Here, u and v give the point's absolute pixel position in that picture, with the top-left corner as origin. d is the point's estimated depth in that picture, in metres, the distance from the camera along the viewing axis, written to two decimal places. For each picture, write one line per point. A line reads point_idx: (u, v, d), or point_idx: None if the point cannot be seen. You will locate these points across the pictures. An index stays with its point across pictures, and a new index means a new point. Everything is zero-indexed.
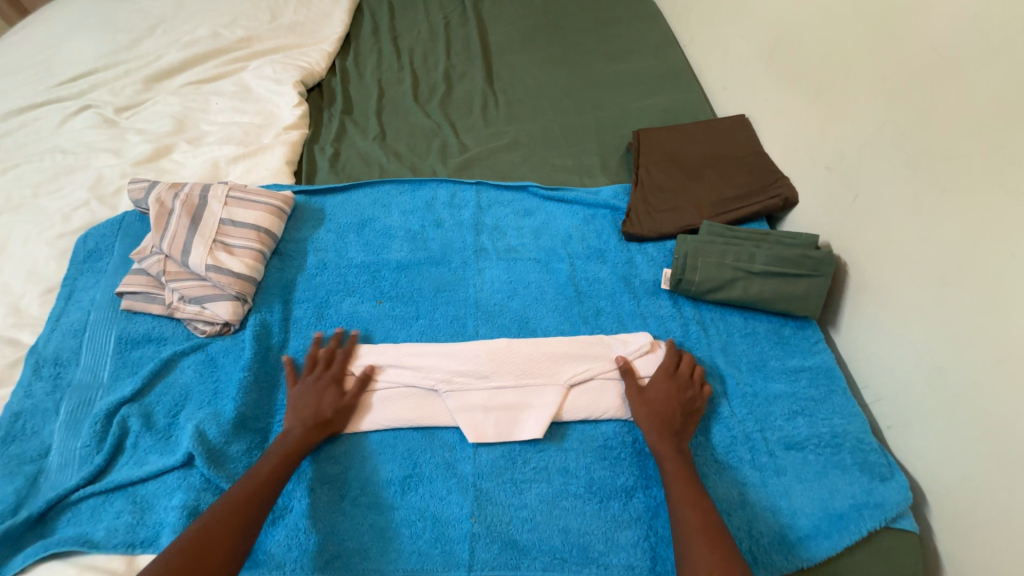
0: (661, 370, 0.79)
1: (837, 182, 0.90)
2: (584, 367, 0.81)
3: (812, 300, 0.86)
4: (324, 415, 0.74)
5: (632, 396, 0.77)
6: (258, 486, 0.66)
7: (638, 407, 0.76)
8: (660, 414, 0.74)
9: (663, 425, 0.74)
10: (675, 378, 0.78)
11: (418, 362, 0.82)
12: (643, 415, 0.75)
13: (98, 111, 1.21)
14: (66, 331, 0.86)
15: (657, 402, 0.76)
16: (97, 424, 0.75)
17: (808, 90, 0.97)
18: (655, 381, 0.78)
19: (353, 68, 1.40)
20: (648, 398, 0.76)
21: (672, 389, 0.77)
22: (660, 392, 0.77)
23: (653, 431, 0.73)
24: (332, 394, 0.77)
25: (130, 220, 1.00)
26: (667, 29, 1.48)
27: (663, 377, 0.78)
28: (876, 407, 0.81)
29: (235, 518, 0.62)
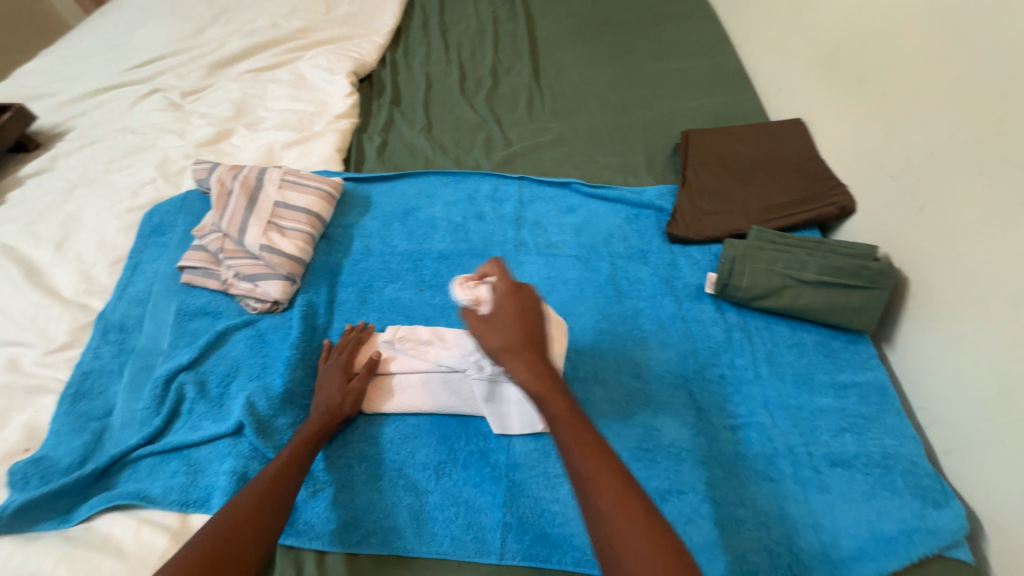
0: (498, 287, 0.63)
1: (901, 192, 0.86)
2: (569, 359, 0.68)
3: (869, 315, 0.82)
4: (332, 401, 0.76)
5: (478, 329, 0.61)
6: (296, 457, 0.69)
7: (489, 339, 0.60)
8: (518, 341, 0.59)
9: (523, 353, 0.59)
10: (518, 296, 0.62)
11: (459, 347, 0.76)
12: (498, 346, 0.59)
13: (165, 94, 1.27)
14: (132, 300, 0.92)
15: (510, 328, 0.60)
16: (157, 388, 0.80)
17: (875, 93, 0.92)
18: (500, 298, 0.62)
19: (402, 59, 1.43)
20: (498, 325, 0.61)
21: (519, 305, 0.62)
22: (506, 313, 0.61)
23: (514, 362, 0.58)
24: (339, 381, 0.78)
25: (192, 199, 1.06)
26: (720, 27, 1.44)
27: (506, 293, 0.62)
28: (931, 430, 0.78)
29: (278, 485, 0.65)
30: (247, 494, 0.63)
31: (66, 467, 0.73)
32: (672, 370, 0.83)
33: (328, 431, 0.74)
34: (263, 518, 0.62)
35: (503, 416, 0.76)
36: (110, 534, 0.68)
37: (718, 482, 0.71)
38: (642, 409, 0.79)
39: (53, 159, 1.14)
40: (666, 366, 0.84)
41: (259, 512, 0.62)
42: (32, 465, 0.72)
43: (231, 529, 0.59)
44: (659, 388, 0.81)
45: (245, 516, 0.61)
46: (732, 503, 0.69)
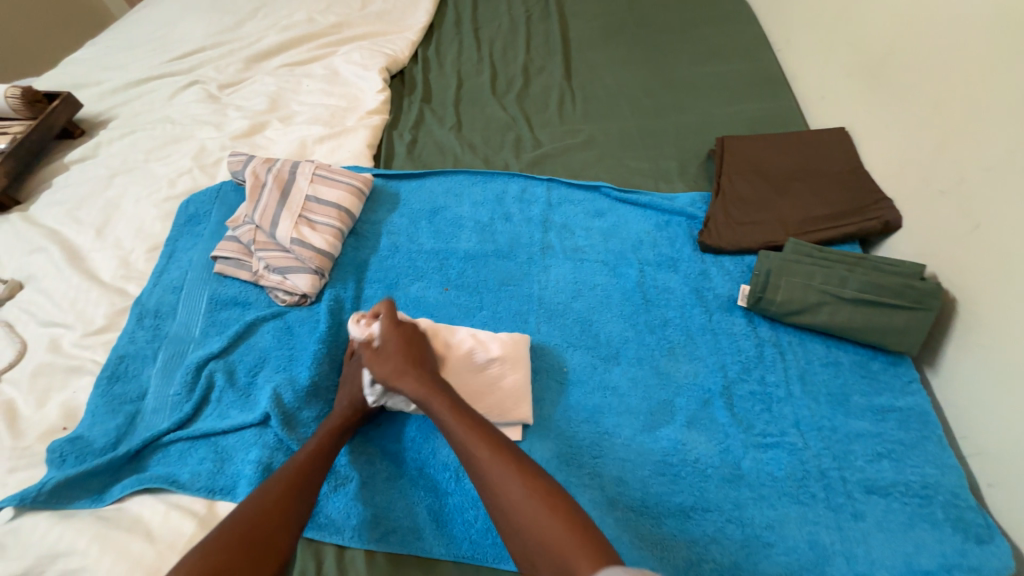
0: (383, 320, 0.75)
1: (952, 209, 0.81)
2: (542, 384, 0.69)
3: (911, 336, 0.79)
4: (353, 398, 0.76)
5: (373, 361, 0.72)
6: (320, 449, 0.69)
7: (379, 367, 0.71)
8: (401, 364, 0.71)
9: (409, 373, 0.70)
10: (403, 324, 0.75)
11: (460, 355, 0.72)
12: (387, 373, 0.70)
13: (204, 86, 1.30)
14: (167, 287, 0.94)
15: (395, 355, 0.71)
16: (188, 374, 0.82)
17: (928, 103, 0.88)
18: (388, 330, 0.74)
19: (434, 57, 1.43)
20: (387, 354, 0.72)
21: (402, 334, 0.74)
22: (392, 342, 0.73)
23: (402, 381, 0.69)
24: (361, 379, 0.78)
25: (226, 190, 1.08)
26: (760, 31, 1.40)
27: (389, 325, 0.74)
28: (973, 461, 0.74)
29: (302, 475, 0.66)
30: (275, 483, 0.64)
31: (101, 447, 0.75)
32: (698, 383, 0.81)
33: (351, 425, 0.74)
34: (290, 506, 0.62)
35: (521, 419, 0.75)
36: (140, 517, 0.70)
37: (744, 502, 0.70)
38: (667, 422, 0.78)
39: (96, 147, 1.18)
40: (692, 379, 0.82)
41: (286, 500, 0.62)
42: (69, 444, 0.74)
43: (259, 516, 0.60)
44: (685, 402, 0.79)
45: (273, 505, 0.61)
46: (759, 525, 0.68)
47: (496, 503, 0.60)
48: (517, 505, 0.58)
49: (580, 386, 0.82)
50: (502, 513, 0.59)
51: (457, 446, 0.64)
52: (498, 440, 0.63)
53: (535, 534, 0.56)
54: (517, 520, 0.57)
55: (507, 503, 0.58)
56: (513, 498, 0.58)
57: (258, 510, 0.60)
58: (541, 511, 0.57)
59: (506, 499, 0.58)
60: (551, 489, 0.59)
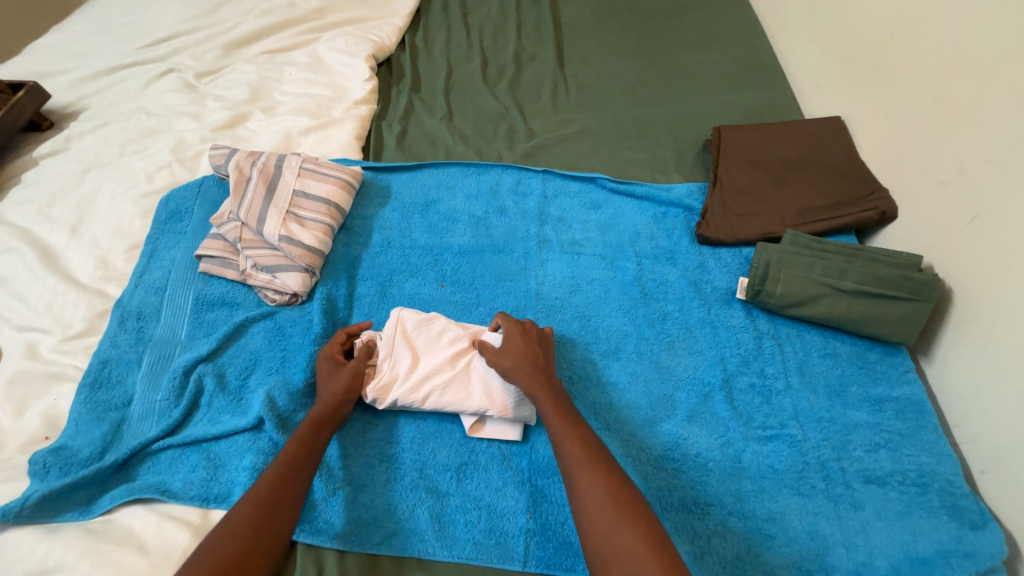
0: (507, 325, 0.77)
1: (949, 199, 0.82)
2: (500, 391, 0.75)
3: (908, 327, 0.80)
4: (338, 394, 0.73)
5: (495, 357, 0.74)
6: (291, 463, 0.65)
7: (500, 360, 0.73)
8: (523, 359, 0.72)
9: (528, 371, 0.71)
10: (525, 327, 0.77)
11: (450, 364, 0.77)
12: (510, 366, 0.72)
13: (180, 75, 1.24)
14: (149, 288, 0.90)
15: (518, 351, 0.73)
16: (175, 379, 0.79)
17: (928, 92, 0.87)
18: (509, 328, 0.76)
19: (422, 44, 1.38)
20: (508, 350, 0.73)
21: (525, 336, 0.75)
22: (515, 344, 0.74)
23: (520, 375, 0.71)
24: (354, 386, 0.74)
25: (208, 184, 1.03)
26: (754, 17, 1.38)
27: (513, 327, 0.76)
28: (967, 448, 0.75)
29: (273, 498, 0.61)
30: (245, 503, 0.60)
31: (86, 458, 0.72)
32: (698, 377, 0.81)
33: (328, 430, 0.70)
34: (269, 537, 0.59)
35: (519, 422, 0.75)
36: (131, 529, 0.67)
37: (745, 494, 0.70)
38: (668, 416, 0.78)
39: (67, 140, 1.12)
40: (693, 373, 0.82)
41: (258, 520, 0.59)
42: (52, 455, 0.71)
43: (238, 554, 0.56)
44: (686, 396, 0.79)
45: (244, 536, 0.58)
46: (760, 517, 0.68)
47: (577, 503, 0.60)
48: (599, 510, 0.57)
49: (581, 382, 0.81)
50: (584, 514, 0.58)
51: (553, 440, 0.65)
52: (596, 446, 0.63)
53: (613, 542, 0.55)
54: (596, 524, 0.57)
55: (591, 505, 0.58)
56: (596, 502, 0.58)
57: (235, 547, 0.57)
58: (624, 522, 0.56)
59: (590, 501, 0.58)
60: (636, 504, 0.58)
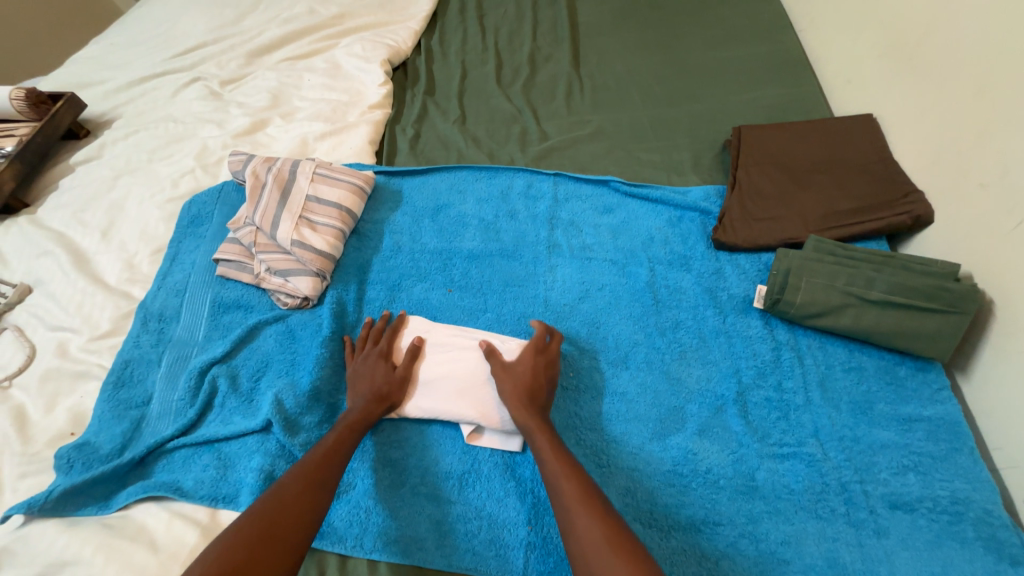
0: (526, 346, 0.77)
1: (991, 203, 0.76)
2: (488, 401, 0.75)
3: (942, 341, 0.74)
4: (386, 395, 0.75)
5: (498, 373, 0.74)
6: (329, 453, 0.67)
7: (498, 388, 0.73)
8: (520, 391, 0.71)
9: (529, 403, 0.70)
10: (543, 354, 0.76)
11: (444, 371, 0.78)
12: (509, 393, 0.71)
13: (206, 83, 1.29)
14: (170, 290, 0.94)
15: (528, 375, 0.73)
16: (191, 379, 0.82)
17: (968, 88, 0.81)
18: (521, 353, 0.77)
19: (437, 47, 1.39)
20: (512, 373, 0.74)
21: (541, 363, 0.75)
22: (526, 369, 0.74)
23: (518, 405, 0.70)
24: (383, 367, 0.78)
25: (228, 190, 1.07)
26: (781, 11, 1.32)
27: (535, 351, 0.76)
28: (1008, 475, 0.70)
29: (301, 482, 0.62)
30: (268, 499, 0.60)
31: (107, 454, 0.75)
32: (710, 390, 0.78)
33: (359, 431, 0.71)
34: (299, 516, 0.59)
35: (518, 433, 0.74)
36: (144, 525, 0.70)
37: (758, 516, 0.67)
38: (677, 430, 0.75)
39: (101, 148, 1.18)
40: (705, 385, 0.78)
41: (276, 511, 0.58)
42: (75, 451, 0.74)
43: (266, 526, 0.57)
44: (697, 409, 0.76)
45: (268, 519, 0.57)
46: (774, 541, 0.65)
47: (572, 545, 0.56)
48: (595, 550, 0.54)
49: (587, 392, 0.79)
50: (579, 555, 0.55)
51: (547, 477, 0.63)
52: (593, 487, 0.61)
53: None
54: (593, 565, 0.53)
55: (587, 544, 0.55)
56: (592, 541, 0.55)
57: (263, 523, 0.57)
58: (621, 566, 0.52)
59: (586, 542, 0.55)
60: (636, 547, 0.54)
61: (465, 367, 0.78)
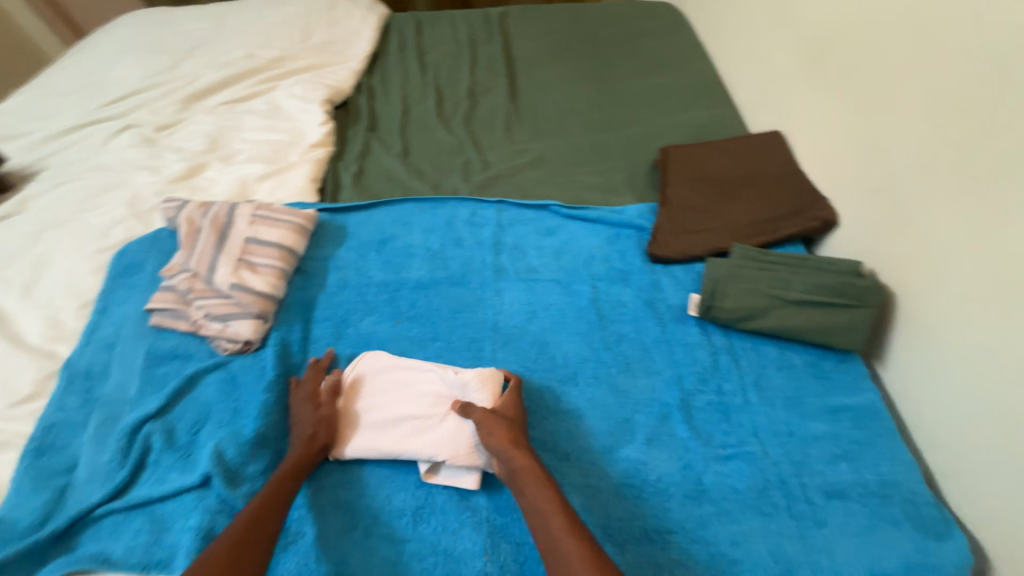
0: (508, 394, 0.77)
1: (883, 205, 0.84)
2: (440, 436, 0.74)
3: (857, 333, 0.80)
4: (312, 437, 0.74)
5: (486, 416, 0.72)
6: (262, 509, 0.64)
7: (486, 437, 0.70)
8: (520, 444, 0.69)
9: (520, 448, 0.68)
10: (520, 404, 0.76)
11: (400, 412, 0.78)
12: (499, 439, 0.69)
13: (140, 130, 1.26)
14: (99, 345, 0.89)
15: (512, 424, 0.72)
16: (121, 439, 0.77)
17: (853, 105, 0.91)
18: (500, 399, 0.77)
19: (379, 85, 1.42)
20: (502, 417, 0.72)
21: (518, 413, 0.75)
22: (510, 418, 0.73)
23: (512, 450, 0.68)
24: (307, 410, 0.78)
25: (163, 236, 1.03)
26: (698, 40, 1.44)
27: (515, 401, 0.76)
28: (929, 454, 0.75)
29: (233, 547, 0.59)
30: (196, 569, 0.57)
31: (26, 529, 0.70)
32: (656, 398, 0.80)
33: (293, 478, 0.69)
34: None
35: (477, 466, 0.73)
36: None
37: (708, 520, 0.69)
38: (628, 441, 0.76)
39: (24, 201, 1.12)
40: (650, 395, 0.81)
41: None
42: None
43: None
44: (645, 419, 0.78)
45: None
46: (723, 542, 0.67)
47: None
48: None
49: (538, 413, 0.80)
50: None
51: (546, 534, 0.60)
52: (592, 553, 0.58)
53: None
54: None
55: None
56: None
57: None
58: None
59: None
60: None
61: (424, 406, 0.78)
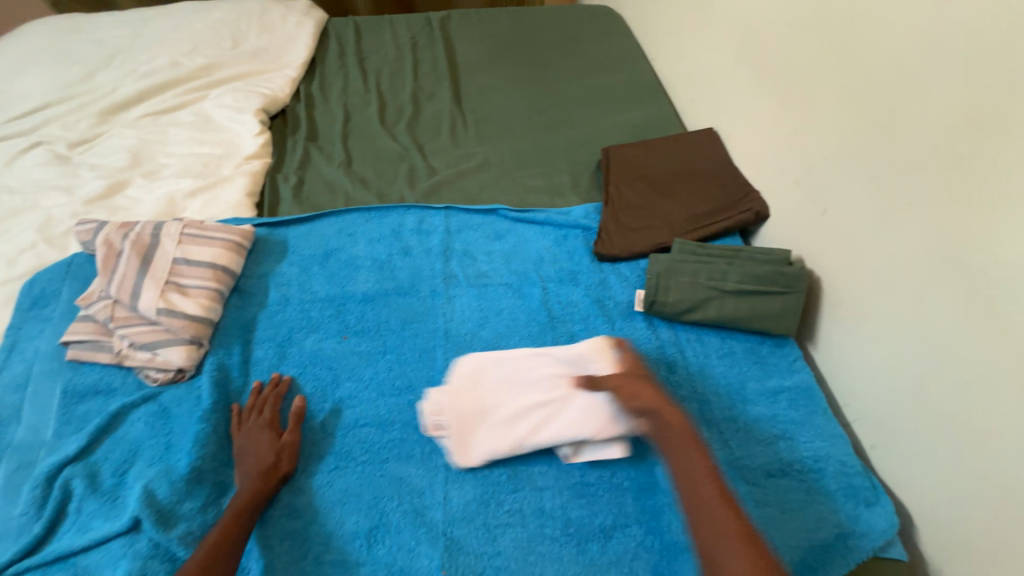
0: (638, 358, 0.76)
1: (806, 196, 0.90)
2: (573, 415, 0.74)
3: (788, 318, 0.85)
4: (275, 467, 0.72)
5: (621, 383, 0.72)
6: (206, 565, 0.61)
7: (631, 399, 0.70)
8: (668, 405, 0.68)
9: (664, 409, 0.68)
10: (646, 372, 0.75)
11: (523, 401, 0.77)
12: (647, 400, 0.69)
13: (50, 147, 1.16)
14: (7, 387, 0.81)
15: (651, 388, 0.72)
16: (35, 488, 0.70)
17: (775, 103, 0.96)
18: (622, 364, 0.77)
19: (318, 92, 1.38)
20: (640, 382, 0.72)
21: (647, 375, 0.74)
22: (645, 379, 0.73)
23: (660, 411, 0.67)
24: (269, 438, 0.75)
25: (80, 261, 0.95)
26: (635, 42, 1.48)
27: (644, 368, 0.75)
28: (857, 426, 0.81)
29: None
30: None
31: None
32: None
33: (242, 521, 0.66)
34: None
35: (620, 436, 0.74)
36: None
37: (660, 510, 0.71)
38: None
39: None
40: None
41: None
42: None
43: None
44: None
45: None
46: (676, 530, 0.69)
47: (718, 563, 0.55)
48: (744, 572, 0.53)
49: None
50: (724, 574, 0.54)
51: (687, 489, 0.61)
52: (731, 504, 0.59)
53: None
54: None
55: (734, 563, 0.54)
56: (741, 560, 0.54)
57: None
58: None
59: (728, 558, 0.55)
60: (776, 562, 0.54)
61: (543, 391, 0.78)
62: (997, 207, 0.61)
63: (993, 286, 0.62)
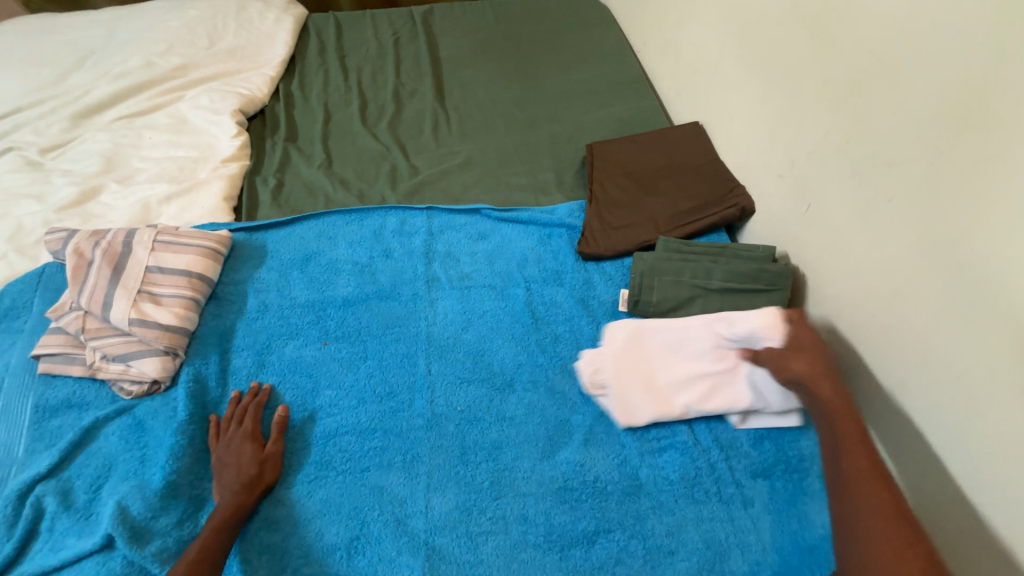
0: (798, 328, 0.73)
1: (791, 191, 0.88)
2: (744, 386, 0.76)
3: None
4: (258, 479, 0.71)
5: (785, 355, 0.71)
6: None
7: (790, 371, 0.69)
8: (824, 377, 0.68)
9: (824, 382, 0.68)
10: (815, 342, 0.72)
11: (683, 372, 0.77)
12: (805, 371, 0.69)
13: (21, 153, 1.13)
14: None
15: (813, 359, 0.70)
16: (6, 507, 0.68)
17: (760, 96, 0.94)
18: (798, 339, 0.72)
19: (297, 91, 1.34)
20: (806, 354, 0.70)
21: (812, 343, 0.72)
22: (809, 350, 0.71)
23: (820, 385, 0.67)
24: (250, 449, 0.73)
25: (51, 271, 0.93)
26: (621, 34, 1.45)
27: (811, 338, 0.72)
28: None
29: None
30: None
31: None
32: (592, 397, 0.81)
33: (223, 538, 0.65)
34: None
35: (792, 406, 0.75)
36: None
37: (644, 514, 0.70)
38: (566, 443, 0.76)
39: None
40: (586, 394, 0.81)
41: None
42: None
43: None
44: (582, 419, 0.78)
45: None
46: (659, 535, 0.68)
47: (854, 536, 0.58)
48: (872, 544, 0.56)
49: (476, 424, 0.78)
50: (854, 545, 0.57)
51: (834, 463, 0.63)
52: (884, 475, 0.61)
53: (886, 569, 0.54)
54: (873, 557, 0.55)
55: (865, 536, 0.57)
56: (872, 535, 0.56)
57: None
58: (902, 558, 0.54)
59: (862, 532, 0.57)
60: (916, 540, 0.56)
61: (707, 362, 0.78)
62: (979, 202, 0.60)
63: (974, 283, 0.61)
